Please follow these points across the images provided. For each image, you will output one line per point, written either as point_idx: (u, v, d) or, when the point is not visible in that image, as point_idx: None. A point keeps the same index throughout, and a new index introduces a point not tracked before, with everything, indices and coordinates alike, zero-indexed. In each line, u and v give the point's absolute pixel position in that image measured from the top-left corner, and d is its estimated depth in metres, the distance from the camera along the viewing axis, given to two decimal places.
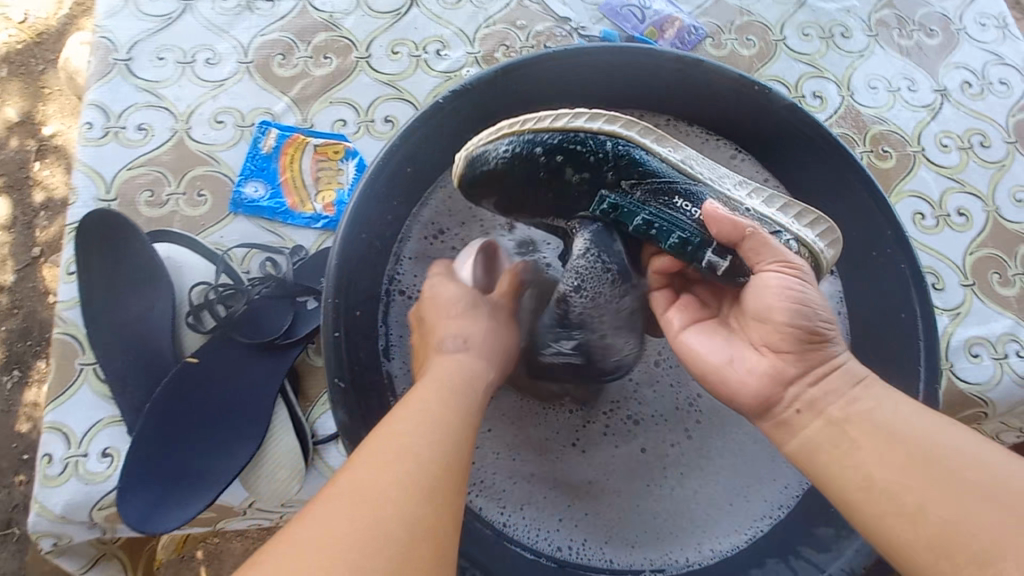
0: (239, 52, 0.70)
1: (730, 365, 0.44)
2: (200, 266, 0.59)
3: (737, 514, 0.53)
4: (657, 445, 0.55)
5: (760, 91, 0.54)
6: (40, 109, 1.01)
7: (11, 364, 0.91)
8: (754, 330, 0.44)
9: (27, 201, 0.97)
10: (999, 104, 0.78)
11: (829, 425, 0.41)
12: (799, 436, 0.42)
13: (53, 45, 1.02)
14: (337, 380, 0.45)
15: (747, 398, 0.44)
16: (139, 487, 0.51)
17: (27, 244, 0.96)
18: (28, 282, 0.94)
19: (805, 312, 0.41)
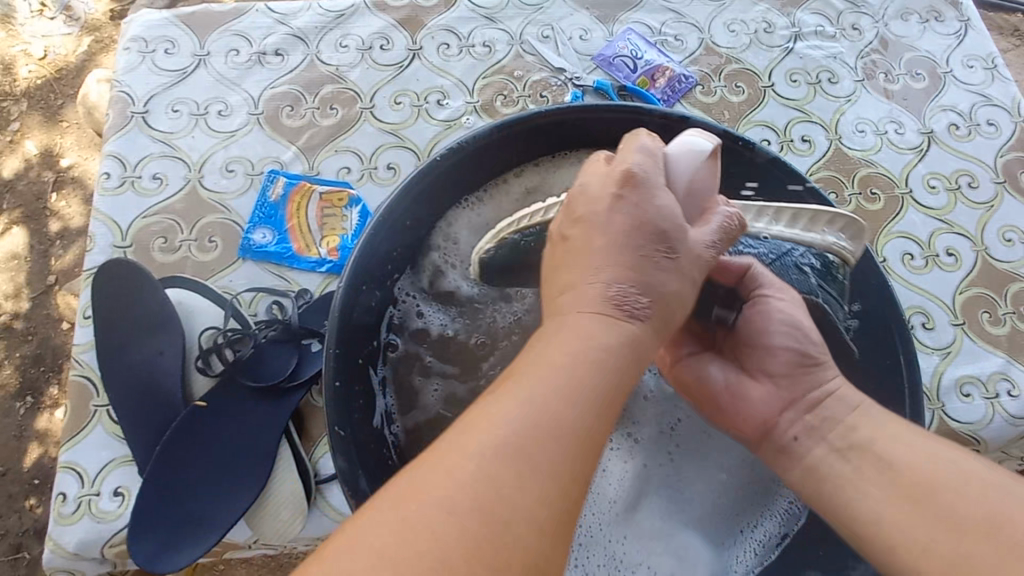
0: (251, 104, 0.74)
1: (736, 388, 0.48)
2: (210, 310, 0.62)
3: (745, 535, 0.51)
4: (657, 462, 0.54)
5: (745, 146, 0.55)
6: (57, 142, 1.05)
7: (24, 391, 0.93)
8: (747, 356, 0.48)
9: (44, 231, 1.01)
10: (987, 145, 0.80)
11: (831, 452, 0.43)
12: (802, 462, 0.45)
13: (71, 81, 1.08)
14: (336, 428, 0.46)
15: (752, 422, 0.47)
16: (149, 528, 0.53)
17: (43, 272, 0.99)
18: (43, 309, 0.97)
19: (800, 335, 0.46)
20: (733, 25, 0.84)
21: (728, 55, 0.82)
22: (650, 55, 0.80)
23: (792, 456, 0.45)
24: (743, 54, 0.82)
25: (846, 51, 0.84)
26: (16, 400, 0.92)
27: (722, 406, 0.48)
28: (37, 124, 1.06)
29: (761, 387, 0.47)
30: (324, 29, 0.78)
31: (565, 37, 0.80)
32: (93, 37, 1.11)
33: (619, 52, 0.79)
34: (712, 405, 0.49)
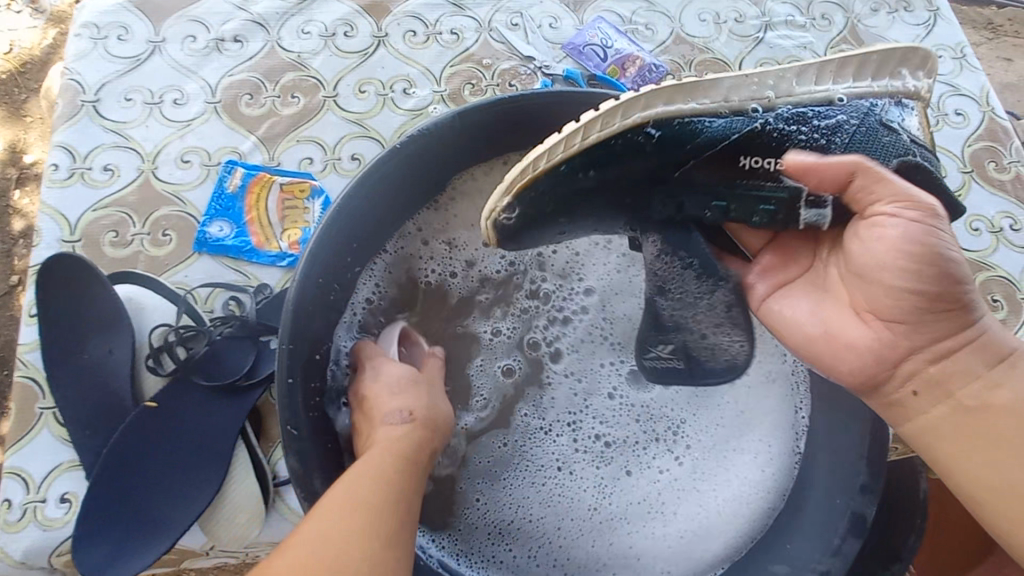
0: (207, 93, 0.71)
1: (835, 332, 0.43)
2: (162, 306, 0.59)
3: (707, 520, 0.56)
4: (624, 453, 0.58)
5: None
6: (21, 136, 1.00)
7: None
8: (856, 290, 0.42)
9: (7, 229, 0.96)
10: (954, 135, 0.81)
11: (956, 411, 0.40)
12: (915, 420, 0.41)
13: (36, 75, 1.01)
14: (289, 427, 0.45)
15: (846, 374, 0.44)
16: (98, 535, 0.51)
17: (5, 273, 0.94)
18: (5, 310, 0.93)
19: (927, 256, 0.38)
20: (704, 14, 0.83)
21: (700, 45, 0.81)
22: (621, 43, 0.79)
23: (904, 412, 0.42)
24: (714, 43, 0.81)
25: (817, 41, 0.84)
26: None
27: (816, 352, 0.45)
28: None
29: (868, 329, 0.42)
30: (285, 14, 0.75)
31: (534, 25, 0.78)
32: (58, 29, 1.02)
33: (589, 41, 0.78)
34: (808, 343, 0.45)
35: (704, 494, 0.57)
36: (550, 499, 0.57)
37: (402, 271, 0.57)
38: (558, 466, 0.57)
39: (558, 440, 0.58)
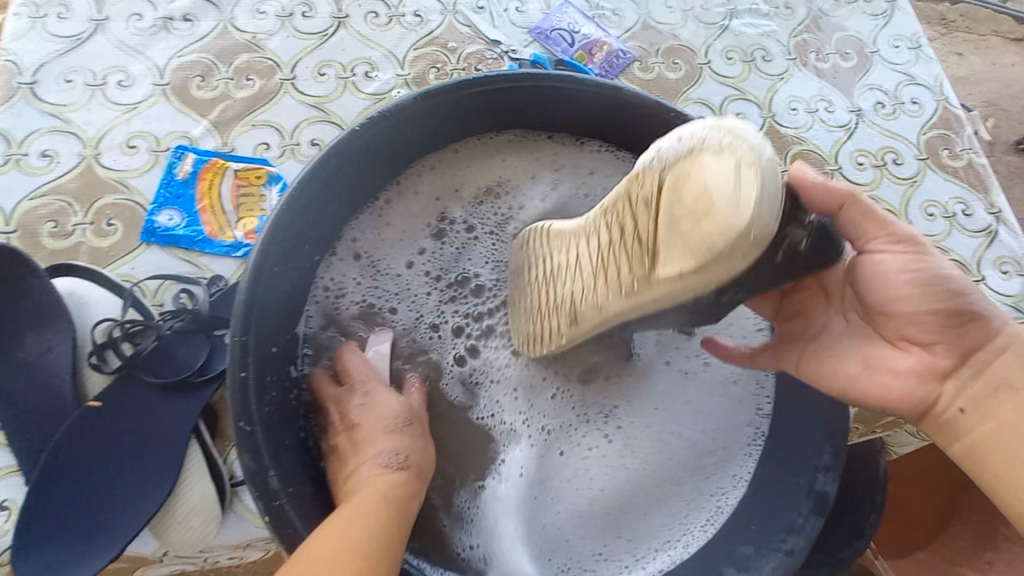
0: (155, 74, 0.67)
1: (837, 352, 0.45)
2: (106, 300, 0.56)
3: (692, 503, 0.52)
4: (585, 439, 0.53)
5: (676, 117, 0.53)
6: None
7: None
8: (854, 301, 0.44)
9: None
10: (911, 123, 0.83)
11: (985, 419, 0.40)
12: (965, 439, 0.40)
13: None
14: (240, 423, 0.42)
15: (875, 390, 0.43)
16: (37, 545, 0.48)
17: None
18: None
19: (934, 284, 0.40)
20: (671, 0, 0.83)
21: (667, 32, 0.81)
22: (588, 29, 0.78)
23: (954, 433, 0.41)
24: (681, 31, 0.81)
25: (780, 30, 0.85)
26: None
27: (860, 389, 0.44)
28: None
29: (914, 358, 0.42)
30: None
31: (500, 9, 0.77)
32: None
33: (556, 26, 0.77)
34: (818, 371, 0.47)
35: (697, 472, 0.53)
36: (537, 505, 0.51)
37: (363, 258, 0.55)
38: (534, 468, 0.52)
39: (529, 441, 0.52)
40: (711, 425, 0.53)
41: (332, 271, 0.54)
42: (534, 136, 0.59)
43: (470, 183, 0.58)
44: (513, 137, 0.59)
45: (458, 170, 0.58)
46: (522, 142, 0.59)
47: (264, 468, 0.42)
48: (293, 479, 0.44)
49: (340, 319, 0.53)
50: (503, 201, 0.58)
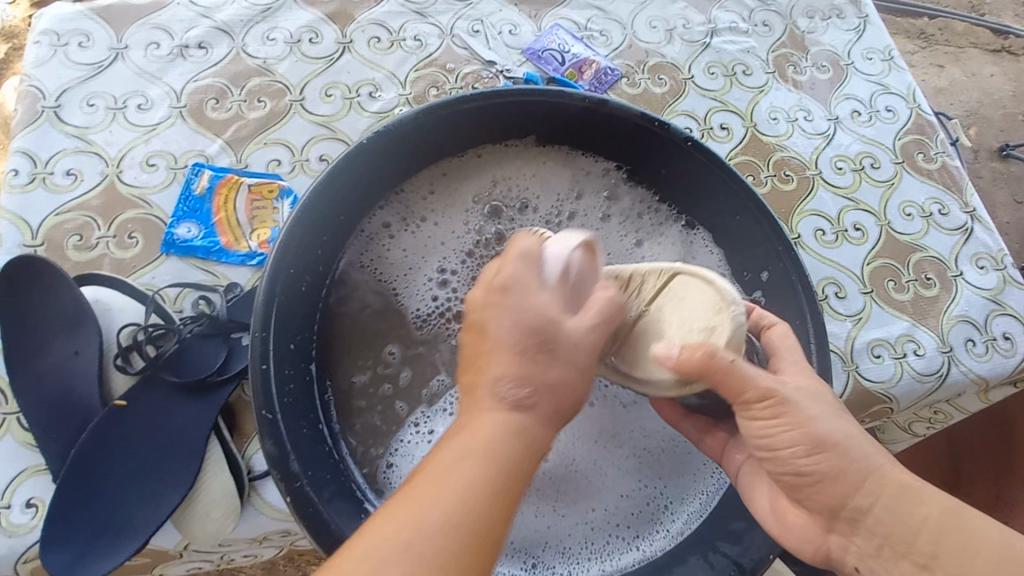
0: (173, 98, 0.71)
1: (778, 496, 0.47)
2: (129, 307, 0.59)
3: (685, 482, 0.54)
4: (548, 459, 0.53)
5: (661, 127, 0.58)
6: None
7: None
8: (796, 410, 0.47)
9: None
10: (887, 129, 0.88)
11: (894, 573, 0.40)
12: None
13: None
14: (263, 411, 0.45)
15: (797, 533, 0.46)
16: (63, 538, 0.50)
17: None
18: None
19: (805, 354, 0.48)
20: (655, 21, 0.88)
21: (652, 50, 0.86)
22: (577, 48, 0.83)
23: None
24: (664, 48, 0.86)
25: (758, 46, 0.90)
26: None
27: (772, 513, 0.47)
28: None
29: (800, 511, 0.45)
30: (250, 21, 0.77)
31: (494, 32, 0.82)
32: (11, 45, 1.01)
33: (547, 46, 0.82)
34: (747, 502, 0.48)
35: (675, 457, 0.54)
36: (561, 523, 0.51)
37: (370, 266, 0.59)
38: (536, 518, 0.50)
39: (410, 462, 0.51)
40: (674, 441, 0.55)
41: (344, 276, 0.58)
42: (530, 145, 0.64)
43: (473, 189, 0.63)
44: (511, 149, 0.64)
45: (461, 180, 0.63)
46: (523, 152, 0.64)
47: (284, 455, 0.45)
48: (309, 464, 0.47)
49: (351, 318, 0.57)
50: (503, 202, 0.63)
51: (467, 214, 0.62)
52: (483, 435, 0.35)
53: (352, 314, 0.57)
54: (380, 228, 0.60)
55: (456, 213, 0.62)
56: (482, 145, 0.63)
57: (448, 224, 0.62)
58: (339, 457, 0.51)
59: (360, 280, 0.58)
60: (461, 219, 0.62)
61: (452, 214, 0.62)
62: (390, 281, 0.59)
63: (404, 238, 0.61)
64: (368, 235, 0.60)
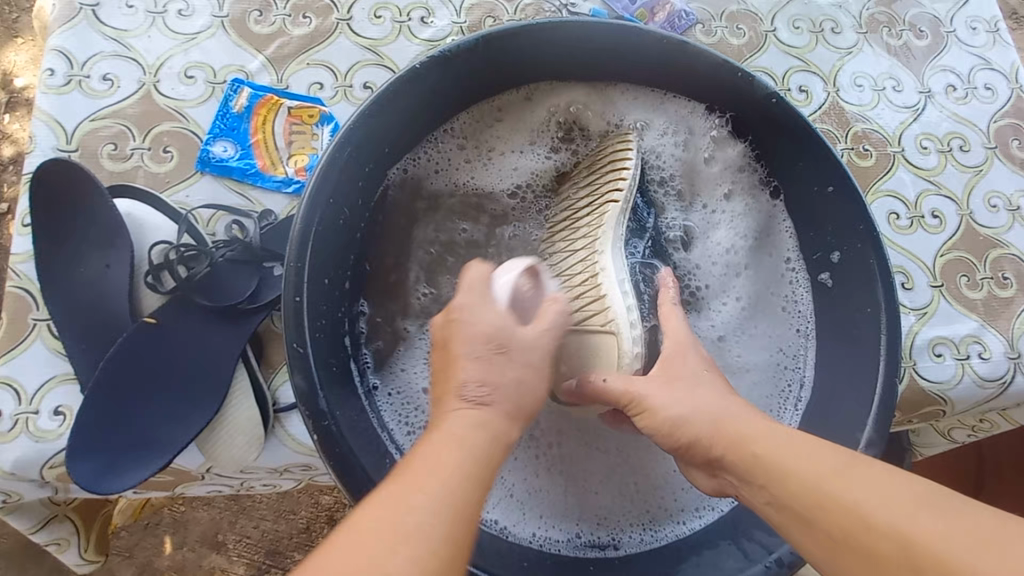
0: (214, 6, 0.67)
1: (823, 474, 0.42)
2: (161, 223, 0.57)
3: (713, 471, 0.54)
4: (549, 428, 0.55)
5: (744, 78, 0.52)
6: None
7: None
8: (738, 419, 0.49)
9: None
10: (983, 109, 0.78)
11: None
12: None
13: None
14: (293, 345, 0.43)
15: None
16: (91, 448, 0.50)
17: None
18: None
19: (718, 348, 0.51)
20: None
21: None
22: None
23: None
24: None
25: (852, 1, 0.80)
26: None
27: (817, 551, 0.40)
28: None
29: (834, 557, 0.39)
30: None
31: None
32: None
33: None
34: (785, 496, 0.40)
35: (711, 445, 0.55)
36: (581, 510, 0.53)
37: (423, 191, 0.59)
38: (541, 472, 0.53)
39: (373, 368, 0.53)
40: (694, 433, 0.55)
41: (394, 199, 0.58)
42: (596, 90, 0.60)
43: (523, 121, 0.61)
44: (571, 90, 0.60)
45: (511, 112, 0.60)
46: (583, 91, 0.60)
47: (314, 392, 0.43)
48: (338, 404, 0.45)
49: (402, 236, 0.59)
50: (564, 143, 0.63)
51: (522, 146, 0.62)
52: (457, 436, 0.37)
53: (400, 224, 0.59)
54: (423, 155, 0.58)
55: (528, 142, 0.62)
56: (543, 86, 0.59)
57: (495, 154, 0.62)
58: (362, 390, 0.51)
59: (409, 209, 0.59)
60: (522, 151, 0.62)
61: (498, 141, 0.62)
62: (427, 203, 0.61)
63: (449, 166, 0.61)
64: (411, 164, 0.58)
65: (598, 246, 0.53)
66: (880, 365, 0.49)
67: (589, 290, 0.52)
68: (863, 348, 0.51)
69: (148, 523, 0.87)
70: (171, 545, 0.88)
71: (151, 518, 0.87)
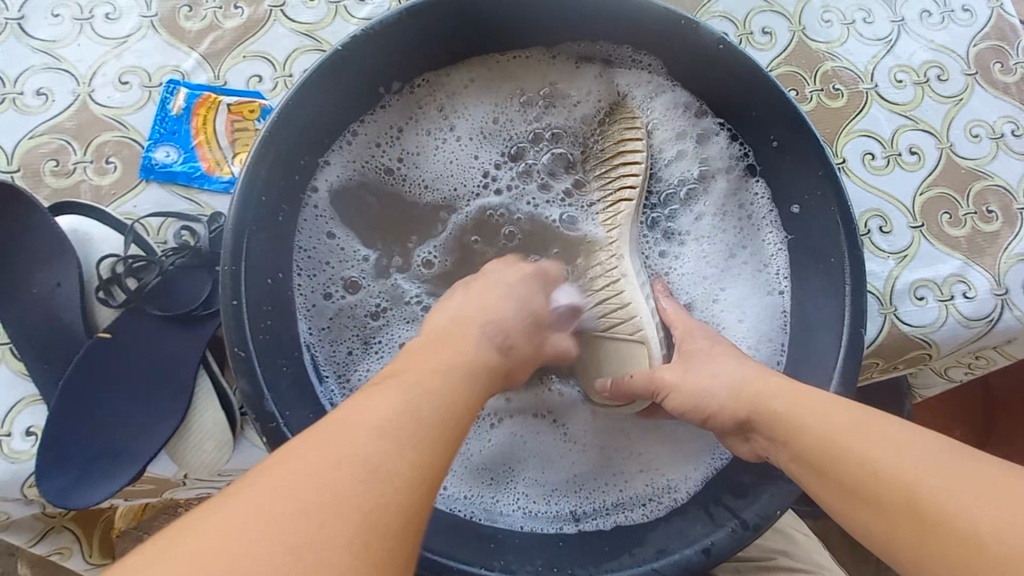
0: (142, 5, 0.64)
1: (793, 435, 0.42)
2: (108, 236, 0.57)
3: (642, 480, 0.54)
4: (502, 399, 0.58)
5: (688, 26, 0.48)
6: None
7: None
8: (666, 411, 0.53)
9: None
10: (961, 34, 0.74)
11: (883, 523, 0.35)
12: None
13: None
14: (236, 350, 0.42)
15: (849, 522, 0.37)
16: (57, 465, 0.50)
17: None
18: None
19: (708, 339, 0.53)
20: None
21: None
22: None
23: None
24: None
25: None
26: None
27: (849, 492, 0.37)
28: None
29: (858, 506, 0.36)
30: None
31: None
32: None
33: None
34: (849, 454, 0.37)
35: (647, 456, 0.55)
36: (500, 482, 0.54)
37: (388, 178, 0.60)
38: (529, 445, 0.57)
39: (316, 310, 0.54)
40: (645, 431, 0.57)
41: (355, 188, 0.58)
42: (517, 59, 0.58)
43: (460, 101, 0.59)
44: (494, 61, 0.58)
45: (447, 89, 0.59)
46: (507, 59, 0.58)
47: (261, 394, 0.42)
48: (289, 405, 0.44)
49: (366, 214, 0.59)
50: (513, 128, 0.61)
51: (471, 130, 0.61)
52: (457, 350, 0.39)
53: (366, 210, 0.59)
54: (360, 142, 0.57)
55: (483, 129, 0.61)
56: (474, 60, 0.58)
57: (445, 142, 0.60)
58: (318, 380, 0.51)
59: (372, 194, 0.59)
60: (487, 132, 0.61)
61: (432, 127, 0.60)
62: (375, 195, 0.60)
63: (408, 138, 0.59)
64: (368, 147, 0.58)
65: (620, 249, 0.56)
66: (845, 317, 0.48)
67: (610, 296, 0.55)
68: (829, 300, 0.50)
69: None
70: None
71: None
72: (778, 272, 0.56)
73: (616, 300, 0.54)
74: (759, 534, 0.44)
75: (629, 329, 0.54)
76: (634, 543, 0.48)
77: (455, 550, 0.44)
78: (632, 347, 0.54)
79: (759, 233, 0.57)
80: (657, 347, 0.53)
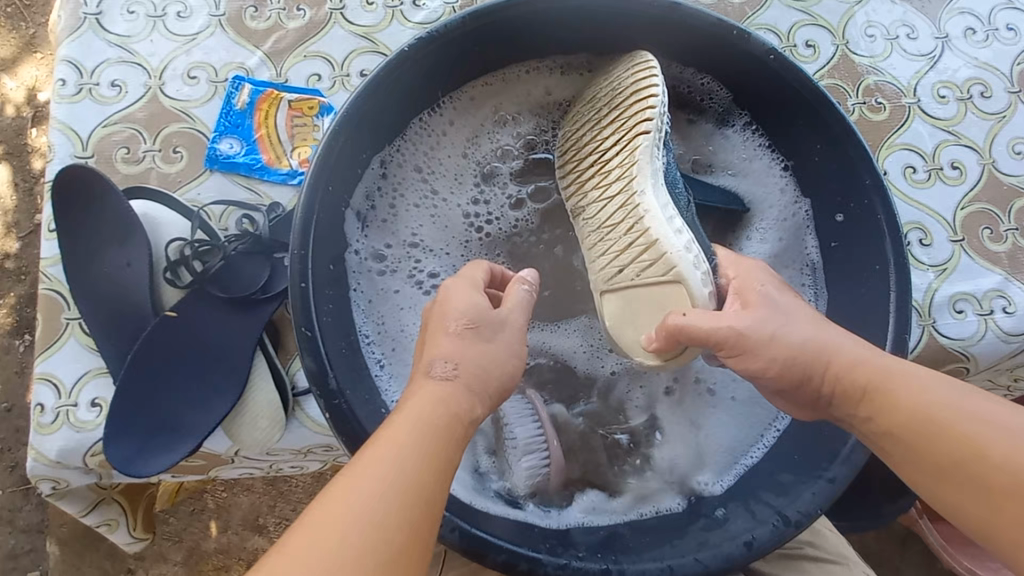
0: (211, 5, 0.68)
1: (834, 351, 0.45)
2: (176, 222, 0.60)
3: (685, 465, 0.57)
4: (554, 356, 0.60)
5: (740, 37, 0.50)
6: (38, 75, 1.03)
7: (21, 330, 0.97)
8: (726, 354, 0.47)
9: (27, 167, 1.02)
10: (1006, 52, 0.74)
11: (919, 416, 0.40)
12: None
13: (42, 8, 1.04)
14: (303, 328, 0.45)
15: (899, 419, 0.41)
16: (122, 434, 0.53)
17: (31, 211, 1.01)
18: (33, 248, 1.00)
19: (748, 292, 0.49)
20: None
21: None
22: None
23: None
24: None
25: None
26: (15, 338, 0.97)
27: (892, 393, 0.42)
28: (9, 53, 1.03)
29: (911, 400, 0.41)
30: None
31: None
32: None
33: None
34: (882, 367, 0.43)
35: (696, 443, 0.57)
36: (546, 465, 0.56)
37: (437, 166, 0.61)
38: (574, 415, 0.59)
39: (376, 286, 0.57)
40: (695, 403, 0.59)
41: (407, 174, 0.59)
42: (534, 91, 0.62)
43: (480, 128, 0.62)
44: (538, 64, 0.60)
45: (471, 116, 0.61)
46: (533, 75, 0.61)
47: (324, 372, 0.45)
48: (349, 384, 0.47)
49: (415, 199, 0.60)
50: (540, 129, 0.63)
51: (507, 136, 0.63)
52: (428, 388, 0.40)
53: (415, 193, 0.60)
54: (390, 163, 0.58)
55: (514, 129, 0.63)
56: (519, 56, 0.58)
57: (481, 137, 0.62)
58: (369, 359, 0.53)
59: (419, 177, 0.60)
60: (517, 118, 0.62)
61: (450, 154, 0.61)
62: (425, 179, 0.60)
63: (457, 125, 0.61)
64: (423, 135, 0.59)
65: (636, 187, 0.49)
66: (889, 325, 0.48)
67: (638, 237, 0.49)
68: (872, 308, 0.51)
69: (193, 508, 0.92)
70: (217, 528, 0.93)
71: (197, 502, 0.92)
72: (809, 259, 0.58)
73: (644, 241, 0.48)
74: (799, 530, 0.46)
75: (662, 270, 0.47)
76: (675, 535, 0.49)
77: (503, 532, 0.46)
78: (670, 288, 0.48)
79: (790, 226, 0.59)
80: (700, 286, 0.47)
